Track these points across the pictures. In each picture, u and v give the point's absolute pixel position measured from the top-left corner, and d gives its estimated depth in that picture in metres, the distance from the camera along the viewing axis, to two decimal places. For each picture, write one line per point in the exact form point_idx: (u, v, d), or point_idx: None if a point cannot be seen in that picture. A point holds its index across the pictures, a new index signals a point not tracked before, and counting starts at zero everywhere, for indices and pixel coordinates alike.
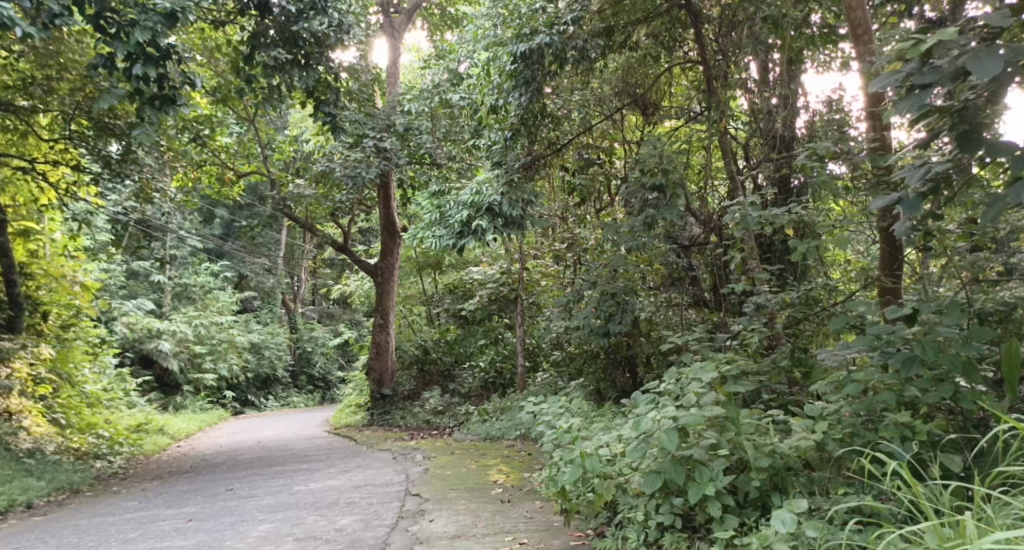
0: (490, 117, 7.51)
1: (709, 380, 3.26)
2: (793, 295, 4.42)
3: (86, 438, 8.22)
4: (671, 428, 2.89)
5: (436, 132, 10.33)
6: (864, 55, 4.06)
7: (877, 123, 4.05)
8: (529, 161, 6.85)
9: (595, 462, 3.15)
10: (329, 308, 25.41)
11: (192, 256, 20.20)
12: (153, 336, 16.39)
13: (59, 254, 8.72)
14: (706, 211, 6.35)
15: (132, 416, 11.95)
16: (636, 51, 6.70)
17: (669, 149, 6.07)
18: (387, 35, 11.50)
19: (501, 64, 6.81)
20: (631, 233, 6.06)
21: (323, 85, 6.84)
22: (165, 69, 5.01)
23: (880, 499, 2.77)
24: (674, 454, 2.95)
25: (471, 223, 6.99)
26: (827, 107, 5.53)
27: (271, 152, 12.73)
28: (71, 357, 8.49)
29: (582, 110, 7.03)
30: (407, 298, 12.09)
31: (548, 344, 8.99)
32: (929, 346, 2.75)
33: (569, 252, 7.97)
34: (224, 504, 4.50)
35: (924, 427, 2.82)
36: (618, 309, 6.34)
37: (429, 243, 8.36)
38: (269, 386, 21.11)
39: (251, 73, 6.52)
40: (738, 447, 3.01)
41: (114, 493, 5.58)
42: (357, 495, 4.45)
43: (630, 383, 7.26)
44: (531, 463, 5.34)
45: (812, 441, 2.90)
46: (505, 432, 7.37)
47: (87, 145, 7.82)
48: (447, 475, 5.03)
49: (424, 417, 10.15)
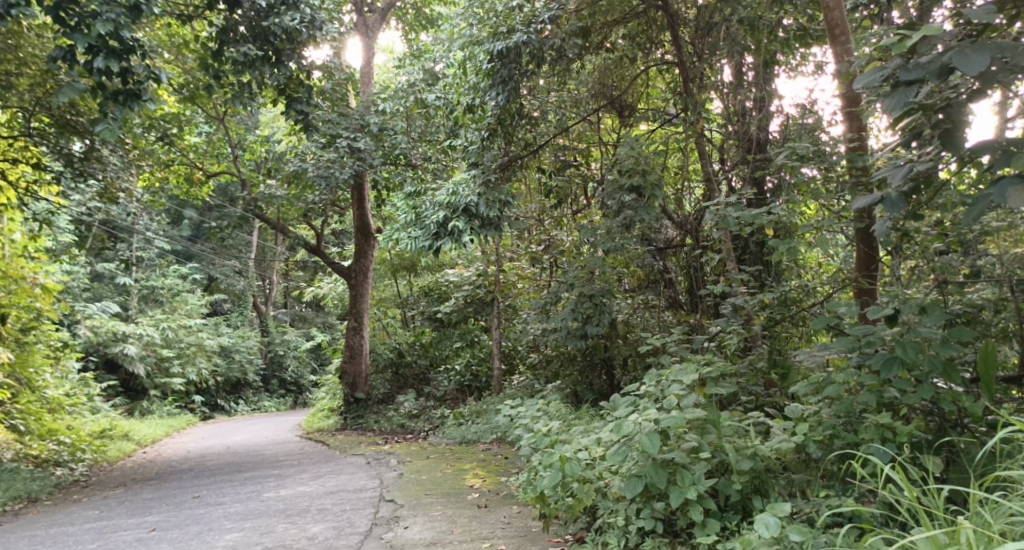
0: (467, 117, 7.44)
1: (689, 382, 3.23)
2: (770, 296, 4.41)
3: (46, 445, 8.09)
4: (653, 430, 2.84)
5: (411, 132, 10.20)
6: (840, 55, 4.07)
7: (853, 122, 4.03)
8: (506, 161, 6.80)
9: (575, 466, 3.09)
10: (301, 311, 25.06)
11: (160, 258, 19.76)
12: (118, 340, 15.96)
13: (19, 255, 8.28)
14: (682, 214, 6.34)
15: (96, 422, 11.59)
16: (612, 53, 6.74)
17: (646, 151, 6.06)
18: (361, 35, 11.37)
19: (477, 63, 6.72)
20: (608, 234, 6.02)
21: (294, 82, 6.71)
22: (129, 63, 4.85)
23: (861, 502, 2.74)
24: (656, 458, 2.89)
25: (448, 224, 7.03)
26: (801, 110, 5.56)
27: (241, 152, 12.49)
28: (32, 362, 8.14)
29: (559, 111, 7.05)
30: (381, 300, 11.95)
31: (525, 347, 8.92)
32: (910, 347, 2.74)
33: (546, 254, 7.91)
34: (190, 513, 4.34)
35: (904, 428, 2.81)
36: (595, 311, 6.32)
37: (404, 244, 8.24)
38: (239, 390, 20.70)
39: (220, 69, 6.34)
40: (720, 450, 2.96)
41: (75, 502, 5.37)
42: (329, 502, 4.34)
43: (607, 385, 7.08)
44: (508, 467, 5.26)
45: (793, 443, 2.87)
46: (481, 435, 7.28)
47: (48, 142, 7.67)
48: (423, 480, 4.93)
49: (398, 420, 10.01)
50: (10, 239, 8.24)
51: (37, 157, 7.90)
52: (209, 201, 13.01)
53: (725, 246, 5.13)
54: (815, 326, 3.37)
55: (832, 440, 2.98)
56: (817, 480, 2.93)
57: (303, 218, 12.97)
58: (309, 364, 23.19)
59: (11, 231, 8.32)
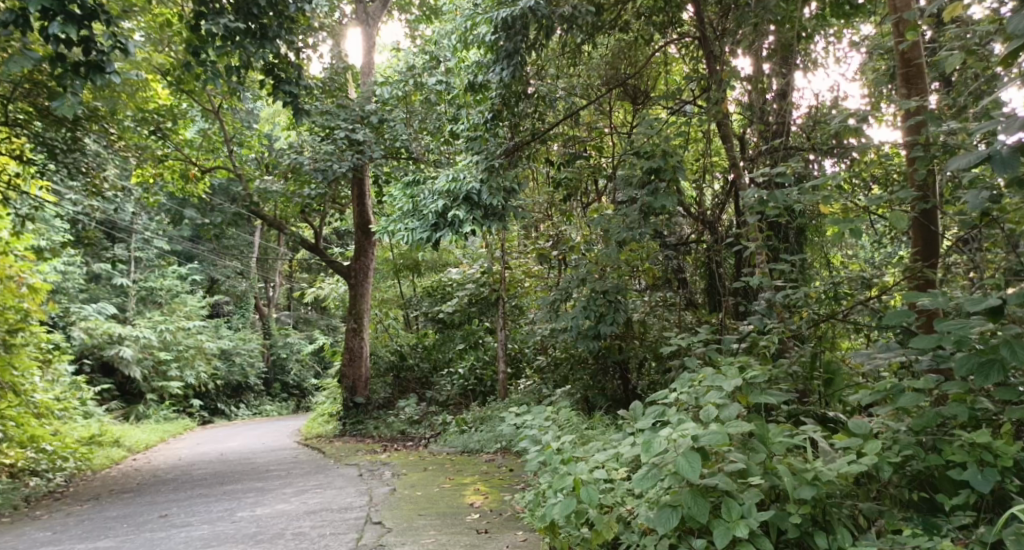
0: (469, 98, 6.94)
1: (730, 390, 2.72)
2: (816, 290, 3.83)
3: (24, 453, 7.59)
4: (691, 450, 2.32)
5: (412, 122, 9.68)
6: (901, 8, 3.60)
7: (909, 84, 3.56)
8: (512, 146, 6.19)
9: (591, 491, 2.59)
10: (306, 314, 24.71)
11: (161, 258, 19.27)
12: (113, 342, 15.49)
13: (6, 252, 7.82)
14: (701, 207, 5.86)
15: (87, 427, 11.12)
16: (626, 35, 6.25)
17: (663, 131, 5.54)
18: (361, 24, 10.88)
19: (481, 39, 6.23)
20: (624, 224, 5.49)
21: (283, 62, 6.17)
22: (90, 31, 4.37)
23: (957, 542, 2.24)
24: (695, 484, 2.37)
25: (447, 214, 6.55)
26: (832, 103, 5.16)
27: (239, 147, 11.81)
28: (15, 364, 7.60)
29: (569, 98, 6.59)
30: (382, 301, 11.40)
31: (532, 349, 8.38)
32: (1018, 349, 2.24)
33: (554, 251, 7.29)
34: (147, 537, 3.83)
35: (1006, 450, 2.30)
36: (608, 309, 5.76)
37: (401, 237, 7.63)
38: (240, 394, 20.27)
39: (200, 48, 5.88)
40: (772, 473, 2.44)
41: (34, 520, 4.88)
42: (308, 524, 3.83)
43: (621, 390, 6.52)
44: (513, 481, 4.75)
45: (864, 466, 2.34)
46: (484, 445, 6.75)
47: (30, 133, 7.20)
48: (418, 497, 4.42)
49: (398, 427, 9.51)
50: None
51: (21, 149, 7.45)
52: (207, 198, 12.51)
53: (756, 237, 4.51)
54: (886, 321, 2.85)
55: (906, 462, 2.48)
56: (892, 511, 2.42)
57: (302, 217, 12.54)
58: (312, 367, 22.75)
59: None
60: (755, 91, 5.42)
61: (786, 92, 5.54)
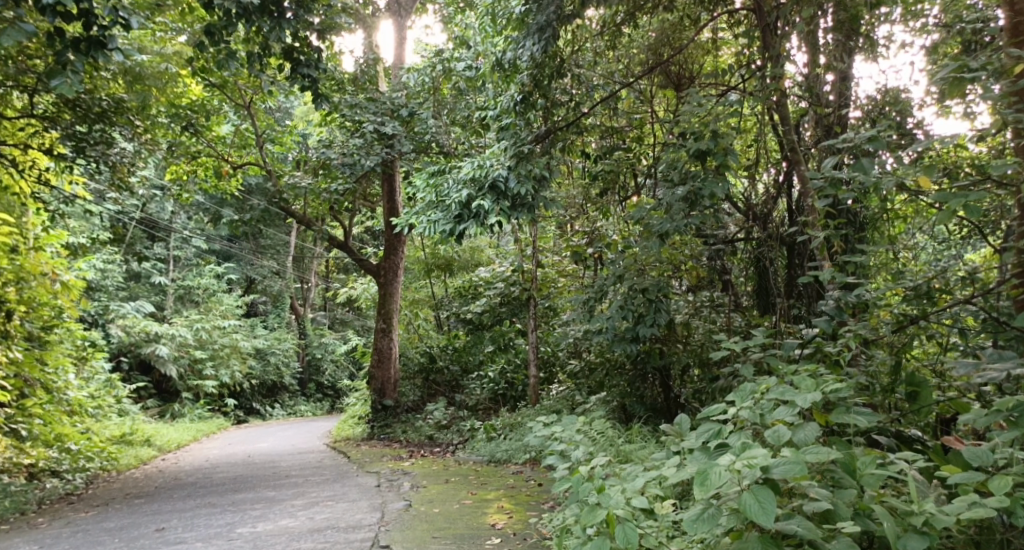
0: (499, 80, 6.48)
1: (805, 407, 2.27)
2: (900, 289, 3.27)
3: (47, 453, 7.35)
4: (761, 486, 1.89)
5: (442, 115, 9.30)
6: None
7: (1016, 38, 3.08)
8: (544, 132, 5.70)
9: (630, 530, 2.15)
10: (342, 315, 24.67)
11: (199, 257, 19.34)
12: (150, 341, 15.48)
13: (40, 249, 7.47)
14: (751, 201, 5.32)
15: (120, 425, 10.99)
16: (671, 14, 5.63)
17: (715, 106, 4.96)
18: (393, 15, 10.57)
19: (513, 18, 5.81)
20: (667, 217, 4.93)
21: (304, 43, 5.80)
22: (89, 3, 4.02)
23: None
24: (769, 528, 1.94)
25: (472, 204, 5.84)
26: (896, 90, 4.54)
27: (271, 143, 11.40)
28: (45, 360, 7.39)
29: (606, 85, 6.16)
30: (412, 302, 10.83)
31: (565, 353, 7.89)
32: None
33: (590, 248, 6.60)
34: None
35: None
36: (648, 309, 5.22)
37: (425, 230, 7.17)
38: (276, 394, 20.28)
39: (215, 26, 5.49)
40: (863, 514, 2.04)
41: (31, 528, 4.58)
42: (308, 545, 3.42)
43: (661, 398, 6.00)
44: (541, 498, 4.29)
45: (989, 511, 1.94)
46: (512, 455, 6.31)
47: (59, 127, 6.90)
48: (435, 514, 4.01)
49: (426, 432, 9.12)
50: (31, 232, 7.51)
51: (51, 143, 7.16)
52: (239, 195, 12.32)
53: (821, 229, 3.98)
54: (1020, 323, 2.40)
55: None
56: None
57: (332, 215, 12.20)
58: (346, 368, 22.64)
59: (32, 224, 7.64)
60: (812, 75, 4.91)
61: (846, 78, 4.94)
